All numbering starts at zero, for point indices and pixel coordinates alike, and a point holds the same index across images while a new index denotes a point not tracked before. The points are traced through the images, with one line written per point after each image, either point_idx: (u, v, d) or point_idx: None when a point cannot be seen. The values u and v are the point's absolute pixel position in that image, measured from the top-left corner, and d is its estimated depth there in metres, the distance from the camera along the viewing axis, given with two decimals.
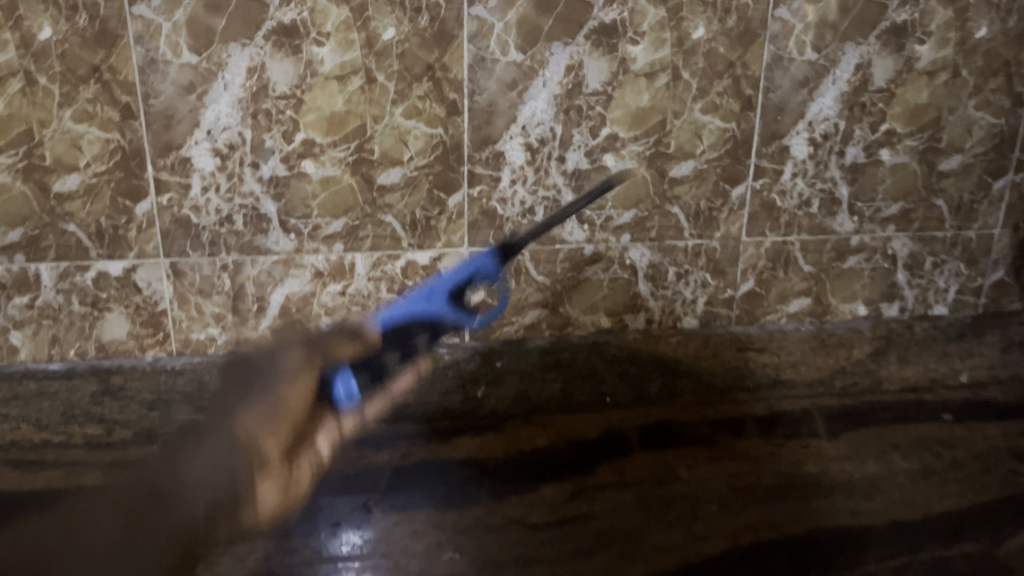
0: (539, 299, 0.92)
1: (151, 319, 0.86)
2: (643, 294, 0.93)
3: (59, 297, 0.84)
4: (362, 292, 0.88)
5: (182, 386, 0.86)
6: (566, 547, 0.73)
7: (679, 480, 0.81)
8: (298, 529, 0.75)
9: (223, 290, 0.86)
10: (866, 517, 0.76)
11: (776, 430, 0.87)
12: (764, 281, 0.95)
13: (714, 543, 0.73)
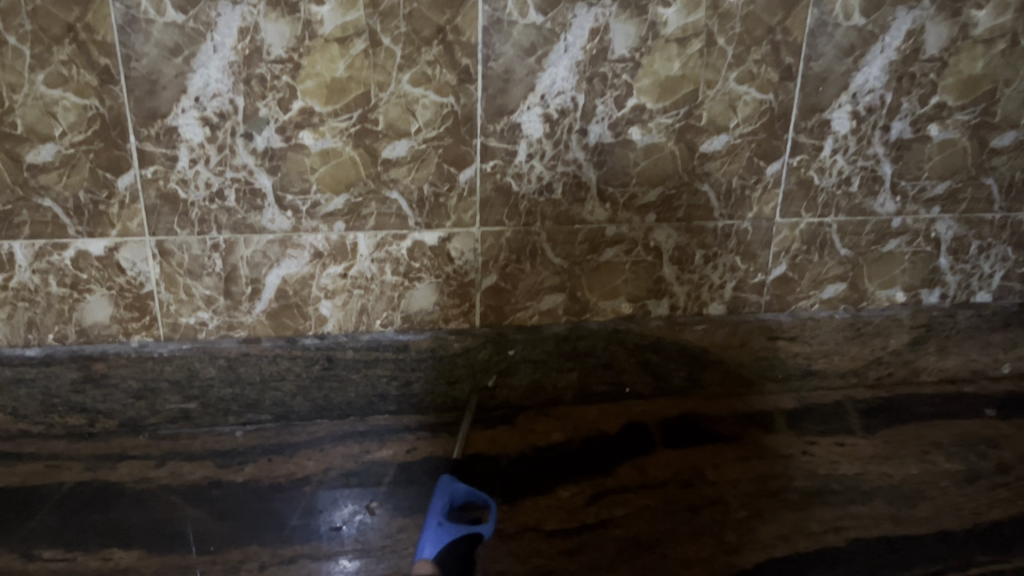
0: (556, 283, 0.85)
1: (137, 302, 0.79)
2: (668, 279, 0.86)
3: (35, 279, 0.76)
4: (364, 274, 0.81)
5: (170, 373, 0.81)
6: (588, 560, 0.68)
7: (705, 483, 0.78)
8: (293, 522, 0.73)
9: (214, 271, 0.79)
10: (909, 526, 0.73)
11: (804, 426, 0.87)
12: (797, 265, 0.88)
13: (747, 555, 0.69)
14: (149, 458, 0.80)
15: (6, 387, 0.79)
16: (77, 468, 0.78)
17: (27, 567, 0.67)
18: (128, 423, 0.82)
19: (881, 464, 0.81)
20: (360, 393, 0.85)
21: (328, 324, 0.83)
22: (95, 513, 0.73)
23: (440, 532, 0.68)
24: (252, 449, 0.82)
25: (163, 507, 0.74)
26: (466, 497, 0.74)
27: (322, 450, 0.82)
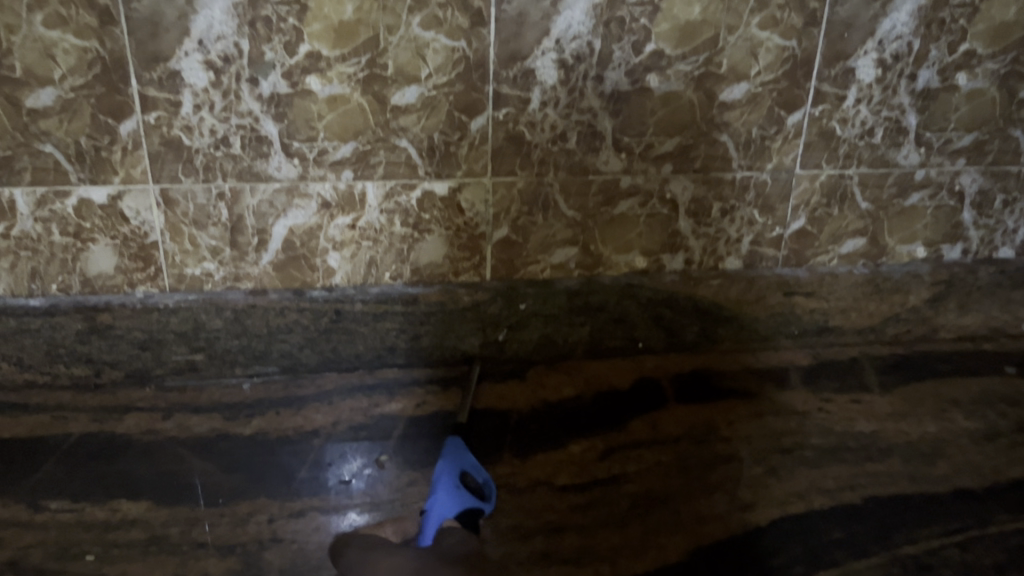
0: (569, 236, 0.83)
1: (141, 253, 0.77)
2: (684, 232, 0.84)
3: (38, 227, 0.75)
4: (373, 226, 0.79)
5: (176, 325, 0.79)
6: (599, 515, 0.68)
7: (718, 439, 0.77)
8: (301, 475, 0.72)
9: (220, 221, 0.77)
10: (927, 484, 0.71)
11: (818, 382, 0.86)
12: (816, 219, 0.85)
13: (761, 512, 0.68)
14: (156, 411, 0.79)
15: (10, 337, 0.77)
16: (84, 419, 0.78)
17: (33, 517, 0.66)
18: (134, 374, 0.81)
19: (898, 422, 0.80)
20: (368, 346, 0.83)
21: (337, 276, 0.81)
22: (103, 464, 0.72)
23: (451, 497, 0.65)
24: (260, 401, 0.81)
25: (170, 459, 0.73)
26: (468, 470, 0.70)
27: (331, 404, 0.81)
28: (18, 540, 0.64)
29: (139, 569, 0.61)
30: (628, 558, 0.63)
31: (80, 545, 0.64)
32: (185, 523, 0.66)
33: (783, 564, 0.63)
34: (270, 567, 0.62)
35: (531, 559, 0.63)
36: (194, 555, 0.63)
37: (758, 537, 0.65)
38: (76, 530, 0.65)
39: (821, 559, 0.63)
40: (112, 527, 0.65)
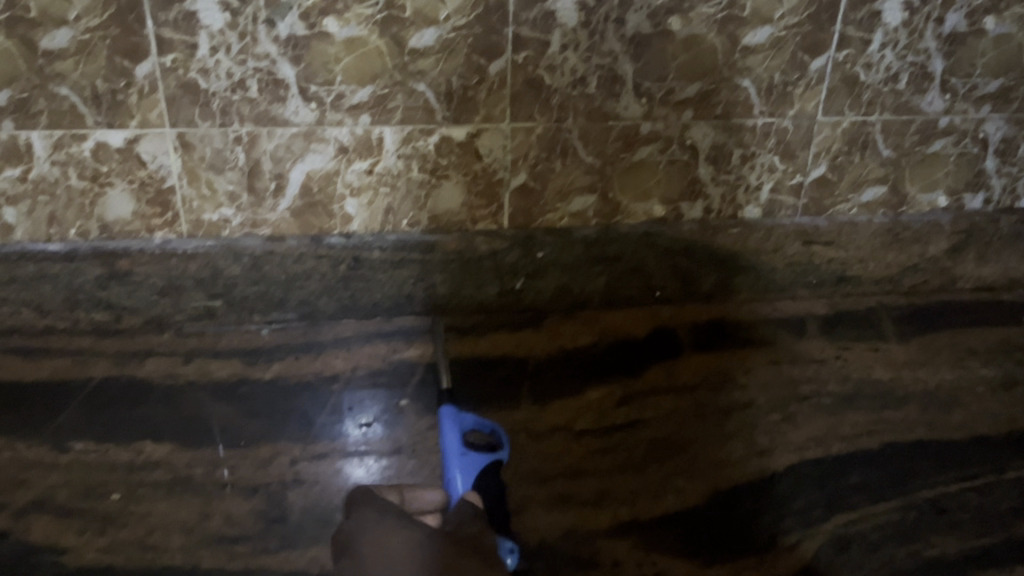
0: (587, 184, 0.82)
1: (159, 198, 0.77)
2: (703, 180, 0.83)
3: (55, 171, 0.74)
4: (391, 171, 0.78)
5: (195, 271, 0.79)
6: (618, 459, 0.68)
7: (735, 387, 0.77)
8: (321, 420, 0.72)
9: (237, 166, 0.76)
10: (945, 431, 0.72)
11: (836, 331, 0.86)
12: (837, 167, 0.84)
13: (779, 457, 0.68)
14: (176, 355, 0.79)
15: (30, 282, 0.77)
16: (104, 363, 0.78)
17: (58, 459, 0.67)
18: (154, 320, 0.81)
19: (916, 370, 0.80)
20: (386, 295, 0.83)
21: (354, 223, 0.80)
22: (125, 407, 0.73)
23: (467, 463, 0.63)
24: (278, 347, 0.81)
25: (191, 403, 0.74)
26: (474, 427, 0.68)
27: (350, 350, 0.81)
28: (45, 481, 0.65)
29: (165, 508, 0.62)
30: (646, 502, 0.64)
31: (106, 485, 0.64)
32: (208, 464, 0.67)
33: (801, 508, 0.63)
34: (293, 508, 0.63)
35: (551, 501, 0.64)
36: (219, 495, 0.64)
37: (776, 481, 0.66)
38: (101, 471, 0.66)
39: (839, 503, 0.64)
40: (136, 468, 0.66)
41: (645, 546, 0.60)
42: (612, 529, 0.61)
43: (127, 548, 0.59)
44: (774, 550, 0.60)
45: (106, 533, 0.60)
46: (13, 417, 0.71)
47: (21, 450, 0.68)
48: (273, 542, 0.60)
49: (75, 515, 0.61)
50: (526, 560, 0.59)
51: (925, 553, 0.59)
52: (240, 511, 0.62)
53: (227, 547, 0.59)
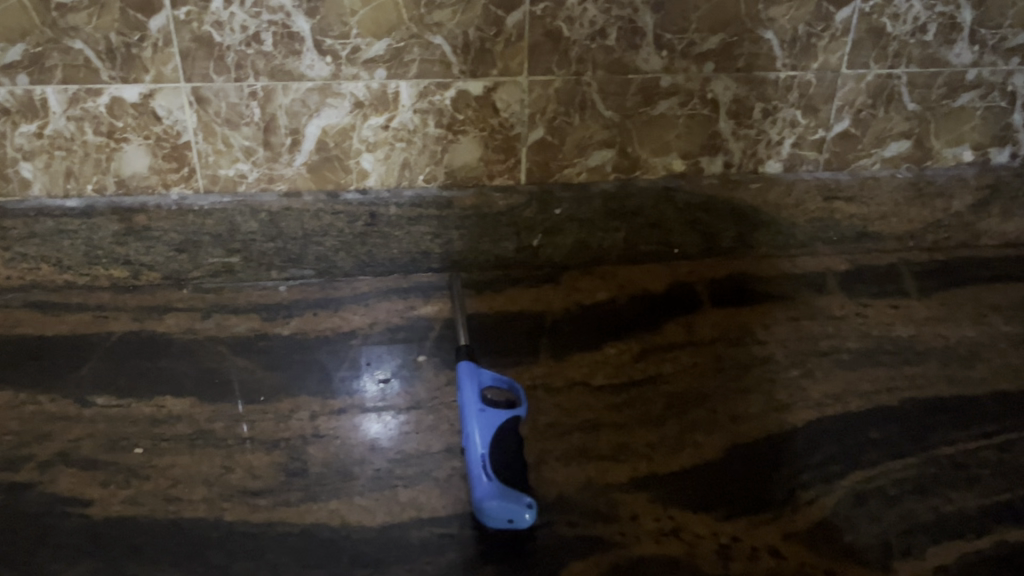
0: (606, 138, 0.81)
1: (175, 153, 0.76)
2: (724, 134, 0.82)
3: (71, 126, 0.74)
4: (407, 126, 0.77)
5: (212, 227, 0.79)
6: (635, 414, 0.68)
7: (754, 342, 0.77)
8: (340, 374, 0.73)
9: (252, 120, 0.75)
10: (965, 387, 0.71)
11: (857, 287, 0.85)
12: (860, 121, 0.83)
13: (798, 413, 0.68)
14: (194, 311, 0.80)
15: (48, 238, 0.78)
16: (125, 318, 0.79)
17: (81, 412, 0.68)
18: (171, 277, 0.82)
19: (937, 327, 0.79)
20: (403, 250, 0.83)
21: (370, 179, 0.80)
22: (145, 361, 0.74)
23: (484, 419, 0.63)
24: (297, 303, 0.82)
25: (212, 357, 0.74)
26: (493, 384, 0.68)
27: (368, 305, 0.82)
28: (69, 433, 0.65)
29: (188, 461, 0.63)
30: (664, 456, 0.64)
31: (129, 438, 0.65)
32: (229, 418, 0.67)
33: (819, 463, 0.63)
34: (314, 461, 0.63)
35: (569, 455, 0.64)
36: (239, 448, 0.64)
37: (794, 436, 0.66)
38: (123, 423, 0.67)
39: (858, 459, 0.64)
40: (159, 421, 0.67)
41: (662, 500, 0.60)
42: (630, 482, 0.61)
43: (151, 499, 0.60)
44: (793, 504, 0.60)
45: (130, 484, 0.61)
46: (36, 371, 0.72)
47: (44, 403, 0.68)
48: (295, 495, 0.60)
49: (100, 467, 0.62)
50: (545, 513, 0.59)
51: (943, 509, 0.59)
52: (262, 465, 0.63)
53: (249, 499, 0.60)
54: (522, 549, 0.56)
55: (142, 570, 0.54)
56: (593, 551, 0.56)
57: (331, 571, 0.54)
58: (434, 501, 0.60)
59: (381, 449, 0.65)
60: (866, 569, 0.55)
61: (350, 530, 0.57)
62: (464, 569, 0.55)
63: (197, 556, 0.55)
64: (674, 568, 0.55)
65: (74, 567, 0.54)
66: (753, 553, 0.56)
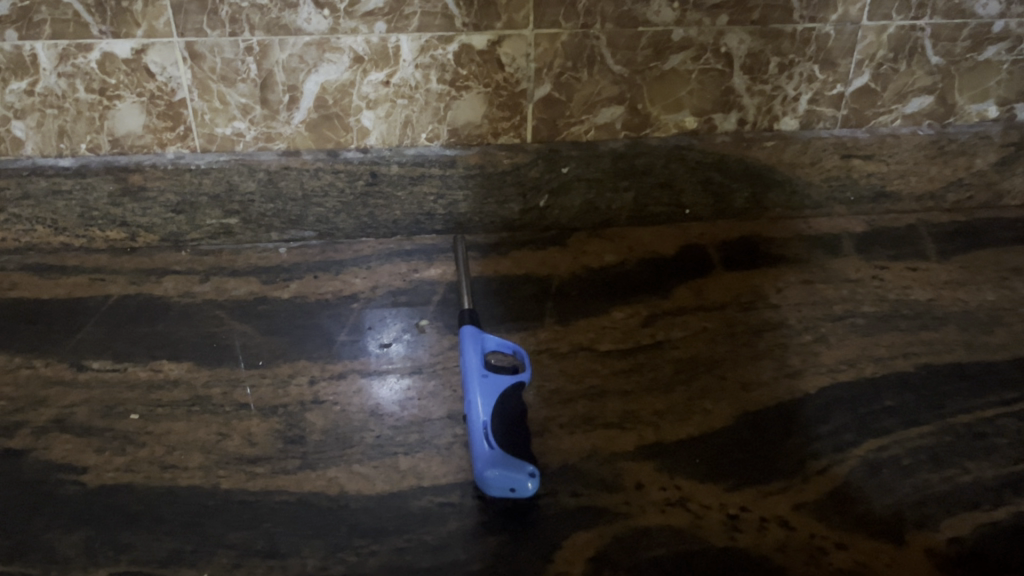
0: (615, 94, 0.78)
1: (170, 111, 0.74)
2: (738, 89, 0.79)
3: (62, 83, 0.71)
4: (408, 82, 0.75)
5: (209, 187, 0.77)
6: (643, 380, 0.66)
7: (767, 306, 0.75)
8: (341, 338, 0.71)
9: (249, 77, 0.72)
10: (985, 353, 0.69)
11: (875, 249, 0.82)
12: (880, 76, 0.80)
13: (810, 379, 0.66)
14: (193, 274, 0.78)
15: (43, 199, 0.76)
16: (122, 281, 0.77)
17: (77, 377, 0.66)
18: (169, 238, 0.81)
19: (956, 290, 0.77)
20: (405, 212, 0.81)
21: (371, 137, 0.78)
22: (142, 325, 0.72)
23: (486, 386, 0.61)
24: (297, 266, 0.80)
25: (210, 321, 0.73)
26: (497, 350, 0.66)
27: (369, 268, 0.80)
28: (64, 399, 0.64)
29: (184, 428, 0.62)
30: (672, 423, 0.62)
31: (124, 403, 0.64)
32: (227, 384, 0.66)
33: (832, 431, 0.61)
34: (313, 428, 0.62)
35: (574, 422, 0.62)
36: (237, 415, 0.63)
37: (807, 404, 0.64)
38: (119, 389, 0.65)
39: (872, 427, 0.62)
40: (155, 386, 0.66)
41: (669, 469, 0.58)
42: (637, 450, 0.60)
43: (146, 466, 0.58)
44: (803, 473, 0.58)
45: (126, 452, 0.60)
46: (32, 335, 0.71)
47: (39, 368, 0.67)
48: (293, 463, 0.59)
49: (95, 433, 0.61)
50: (549, 482, 0.57)
51: (959, 479, 0.57)
52: (259, 432, 0.61)
53: (247, 467, 0.59)
54: (524, 519, 0.55)
55: (137, 539, 0.53)
56: (598, 522, 0.55)
57: (329, 541, 0.53)
58: (436, 470, 0.59)
59: (382, 416, 0.63)
60: (879, 542, 0.53)
61: (349, 499, 0.56)
62: (465, 539, 0.53)
63: (193, 525, 0.54)
64: (680, 539, 0.53)
65: (68, 536, 0.53)
66: (762, 524, 0.54)
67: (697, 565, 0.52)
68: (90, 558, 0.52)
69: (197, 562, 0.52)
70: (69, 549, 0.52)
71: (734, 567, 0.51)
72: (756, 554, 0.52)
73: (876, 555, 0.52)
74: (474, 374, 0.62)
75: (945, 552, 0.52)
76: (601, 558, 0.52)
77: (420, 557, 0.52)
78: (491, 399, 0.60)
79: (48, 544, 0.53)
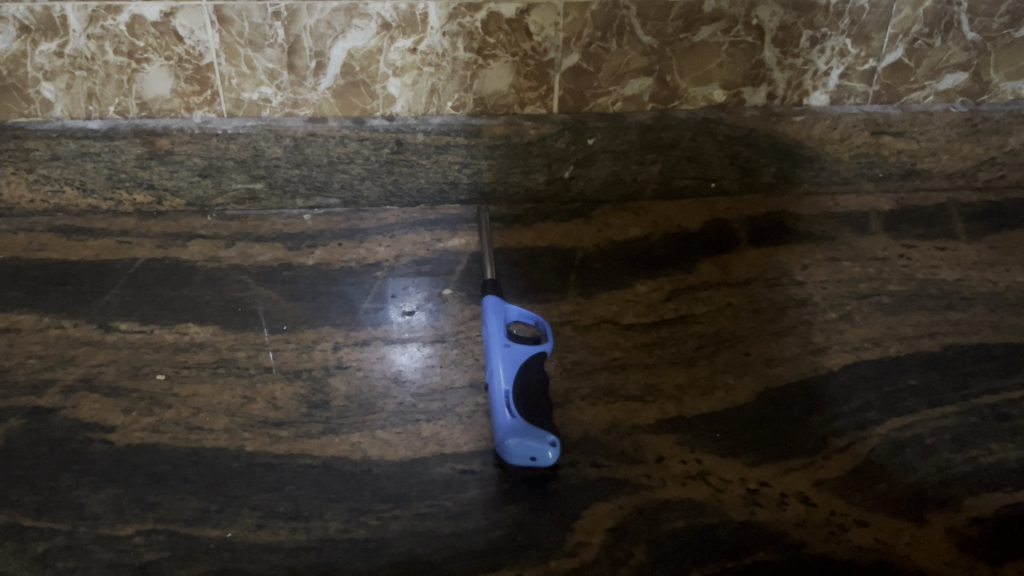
0: (643, 66, 0.77)
1: (197, 75, 0.74)
2: (769, 63, 0.78)
3: (91, 46, 0.72)
4: (435, 50, 0.74)
5: (236, 152, 0.77)
6: (665, 354, 0.66)
7: (792, 283, 0.74)
8: (365, 305, 0.72)
9: (277, 42, 0.72)
10: (1012, 334, 0.68)
11: (903, 227, 0.82)
12: (914, 51, 0.78)
13: (834, 357, 0.66)
14: (218, 239, 0.79)
15: (71, 161, 0.77)
16: (148, 245, 0.78)
17: (105, 337, 0.67)
18: (195, 203, 0.81)
19: (985, 271, 0.76)
20: (430, 180, 0.81)
21: (397, 105, 0.77)
22: (169, 288, 0.73)
23: (507, 356, 0.62)
24: (322, 233, 0.80)
25: (235, 286, 0.73)
26: (519, 318, 0.66)
27: (393, 237, 0.80)
28: (92, 359, 0.65)
29: (210, 390, 0.62)
30: (694, 398, 0.62)
31: (151, 365, 0.65)
32: (252, 348, 0.67)
33: (855, 409, 0.61)
34: (336, 393, 0.62)
35: (595, 394, 0.62)
36: (262, 378, 0.64)
37: (830, 381, 0.64)
38: (146, 350, 0.66)
39: (895, 406, 0.61)
40: (181, 349, 0.66)
41: (690, 442, 0.58)
42: (658, 424, 0.60)
43: (172, 427, 0.59)
44: (825, 450, 0.58)
45: (152, 412, 0.60)
46: (60, 296, 0.72)
47: (68, 328, 0.68)
48: (316, 428, 0.59)
49: (122, 394, 0.62)
50: (570, 453, 0.58)
51: (983, 460, 0.57)
52: (284, 396, 0.62)
53: (271, 431, 0.59)
54: (545, 488, 0.55)
55: (163, 498, 0.54)
56: (618, 494, 0.55)
57: (352, 505, 0.54)
58: (457, 438, 0.59)
59: (404, 382, 0.64)
60: (899, 520, 0.53)
61: (371, 464, 0.57)
62: (486, 507, 0.54)
63: (218, 486, 0.55)
64: (700, 512, 0.54)
65: (97, 493, 0.54)
66: (783, 500, 0.54)
67: (716, 539, 0.52)
68: (118, 515, 0.53)
69: (222, 523, 0.53)
70: (98, 506, 0.54)
71: (754, 541, 0.52)
72: (775, 529, 0.52)
73: (895, 533, 0.52)
74: (496, 342, 0.63)
75: (966, 532, 0.52)
76: (621, 529, 0.53)
77: (441, 523, 0.53)
78: (512, 368, 0.60)
79: (77, 501, 0.54)
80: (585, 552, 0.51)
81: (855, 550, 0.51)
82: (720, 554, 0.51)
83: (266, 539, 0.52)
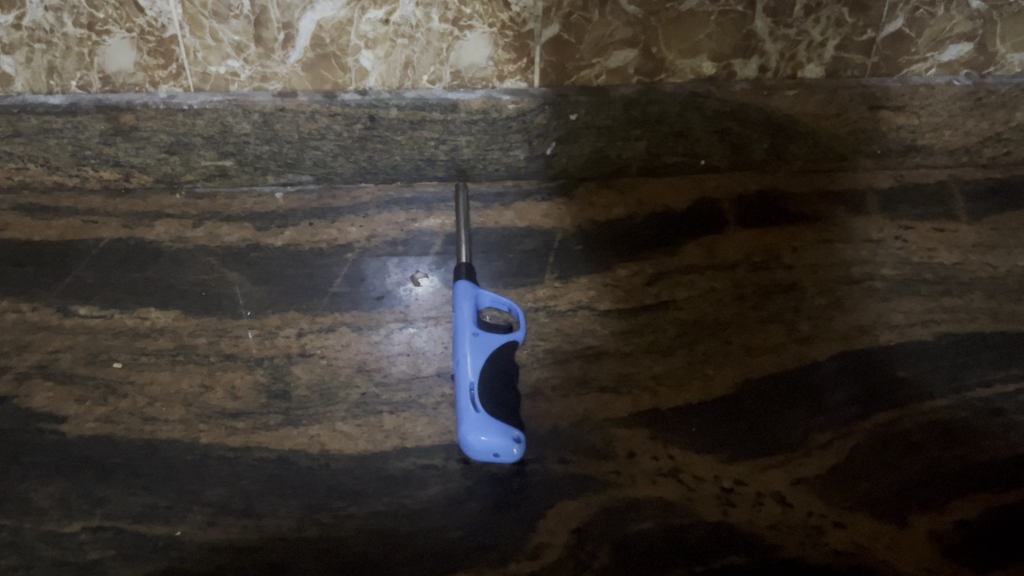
0: (628, 36, 0.73)
1: (161, 47, 0.71)
2: (760, 34, 0.74)
3: (49, 17, 0.68)
4: (408, 21, 0.70)
5: (203, 128, 0.74)
6: (642, 343, 0.63)
7: (780, 267, 0.71)
8: (335, 288, 0.69)
9: (243, 13, 0.69)
10: (1010, 322, 0.65)
11: (900, 206, 0.78)
12: (915, 21, 0.74)
13: (821, 346, 0.63)
14: (186, 218, 0.76)
15: (34, 137, 0.74)
16: (114, 225, 0.75)
17: (62, 322, 0.65)
18: (163, 179, 0.79)
19: (985, 254, 0.72)
20: (406, 157, 0.78)
21: (370, 78, 0.74)
22: (132, 270, 0.70)
23: (476, 347, 0.59)
24: (293, 212, 0.77)
25: (201, 268, 0.71)
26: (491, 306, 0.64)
27: (367, 217, 0.77)
28: (48, 345, 0.63)
29: (167, 378, 0.60)
30: (669, 390, 0.59)
31: (109, 351, 0.62)
32: (213, 334, 0.64)
33: (840, 402, 0.58)
34: (297, 383, 0.60)
35: (567, 385, 0.60)
36: (222, 367, 0.61)
37: (814, 372, 0.61)
38: (105, 336, 0.64)
39: (882, 399, 0.58)
40: (141, 334, 0.64)
41: (664, 438, 0.56)
42: (631, 417, 0.57)
43: (126, 418, 0.57)
44: (806, 446, 0.55)
45: (107, 402, 0.58)
46: (21, 278, 0.69)
47: (26, 312, 0.66)
48: (275, 420, 0.57)
49: (77, 381, 0.60)
50: (537, 448, 0.55)
51: (972, 460, 0.54)
52: (243, 386, 0.60)
53: (227, 422, 0.57)
54: (508, 486, 0.53)
55: (111, 494, 0.52)
56: (585, 492, 0.52)
57: (306, 502, 0.52)
58: (420, 431, 0.57)
59: (370, 371, 0.61)
60: (881, 524, 0.50)
61: (329, 459, 0.55)
62: (446, 505, 0.52)
63: (169, 481, 0.53)
64: (670, 512, 0.51)
65: (44, 488, 0.53)
66: (758, 500, 0.52)
67: (685, 542, 0.49)
68: (64, 512, 0.51)
69: (171, 520, 0.51)
70: (44, 501, 0.52)
71: (725, 544, 0.49)
72: (748, 531, 0.50)
73: (874, 537, 0.50)
74: (466, 329, 0.60)
75: (949, 536, 0.50)
76: (585, 530, 0.50)
77: (399, 522, 0.50)
78: (479, 360, 0.58)
79: (23, 495, 0.52)
80: (547, 554, 0.49)
81: (831, 555, 0.49)
82: (688, 557, 0.48)
83: (216, 537, 0.50)
